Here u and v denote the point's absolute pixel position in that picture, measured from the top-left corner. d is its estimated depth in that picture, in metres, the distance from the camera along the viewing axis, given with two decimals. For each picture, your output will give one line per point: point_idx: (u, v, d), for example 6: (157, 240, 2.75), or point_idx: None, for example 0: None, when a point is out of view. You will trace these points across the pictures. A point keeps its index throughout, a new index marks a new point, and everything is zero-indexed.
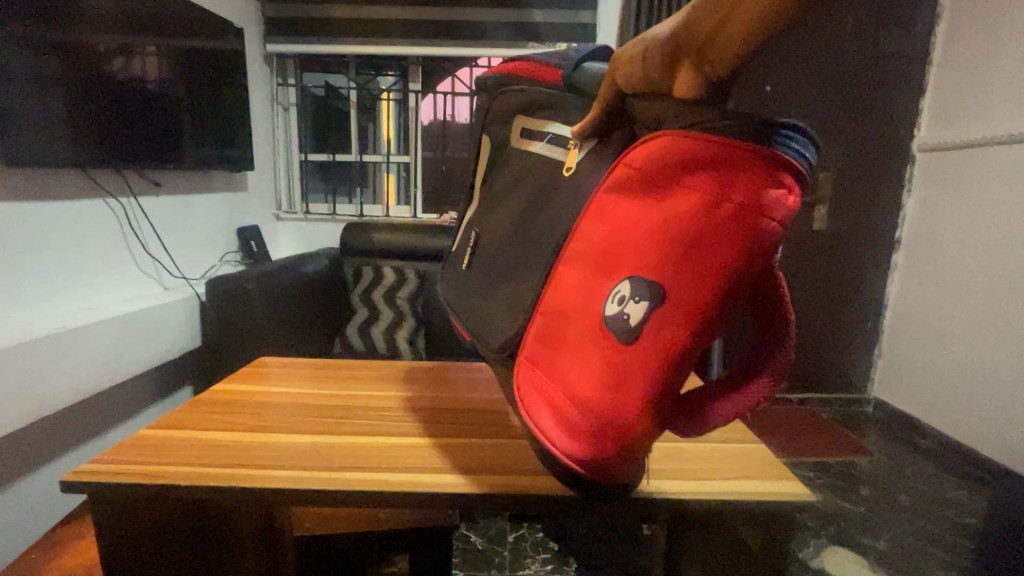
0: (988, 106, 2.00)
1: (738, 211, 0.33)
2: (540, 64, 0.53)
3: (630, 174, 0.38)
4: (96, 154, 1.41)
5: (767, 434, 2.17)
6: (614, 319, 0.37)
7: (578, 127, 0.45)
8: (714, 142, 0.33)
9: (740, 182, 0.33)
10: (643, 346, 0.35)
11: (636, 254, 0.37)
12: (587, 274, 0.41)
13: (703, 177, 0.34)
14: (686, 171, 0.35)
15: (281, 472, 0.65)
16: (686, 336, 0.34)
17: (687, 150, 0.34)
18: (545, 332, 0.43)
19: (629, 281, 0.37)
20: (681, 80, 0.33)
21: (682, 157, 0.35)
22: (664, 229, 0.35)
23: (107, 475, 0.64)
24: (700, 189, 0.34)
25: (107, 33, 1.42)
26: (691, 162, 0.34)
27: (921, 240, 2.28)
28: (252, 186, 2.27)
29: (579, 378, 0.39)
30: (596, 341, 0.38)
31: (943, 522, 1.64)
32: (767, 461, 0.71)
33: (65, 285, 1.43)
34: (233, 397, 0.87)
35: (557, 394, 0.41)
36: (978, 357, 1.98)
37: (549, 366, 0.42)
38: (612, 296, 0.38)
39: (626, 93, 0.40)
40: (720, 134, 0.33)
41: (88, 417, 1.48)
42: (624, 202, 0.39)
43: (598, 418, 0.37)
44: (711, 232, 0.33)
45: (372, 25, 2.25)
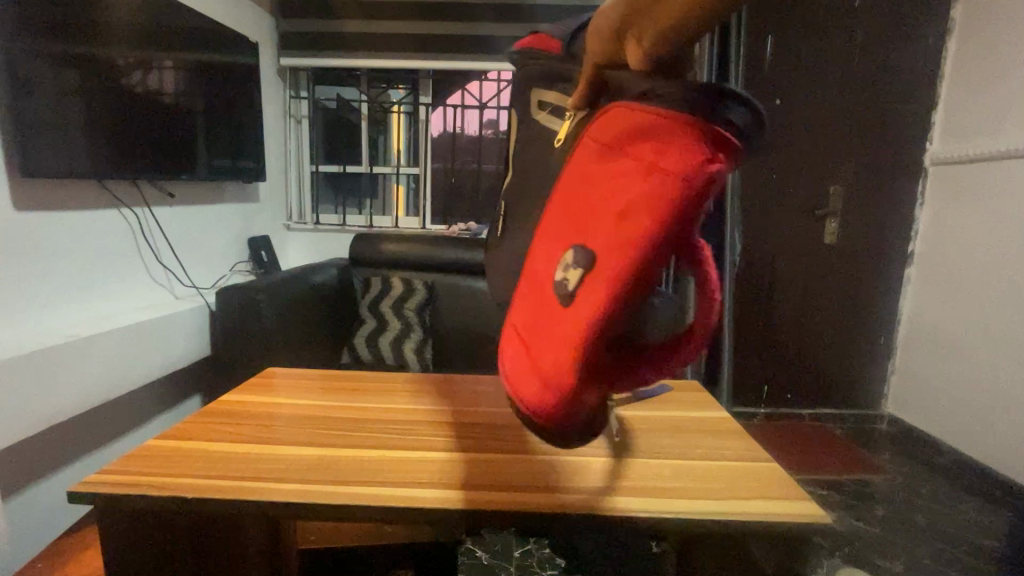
0: (1000, 120, 1.98)
1: (664, 169, 0.26)
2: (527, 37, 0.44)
3: (589, 142, 0.32)
4: (114, 166, 1.44)
5: (780, 451, 2.13)
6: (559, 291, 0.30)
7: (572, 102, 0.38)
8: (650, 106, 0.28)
9: (679, 140, 0.26)
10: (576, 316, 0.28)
11: (588, 217, 0.30)
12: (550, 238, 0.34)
13: (643, 138, 0.28)
14: (624, 138, 0.29)
15: (286, 486, 0.64)
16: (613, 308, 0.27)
17: (629, 119, 0.29)
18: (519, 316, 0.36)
19: (574, 249, 0.30)
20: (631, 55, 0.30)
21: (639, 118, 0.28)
22: (619, 179, 0.29)
23: (116, 485, 0.64)
24: (637, 150, 0.28)
25: (128, 48, 1.45)
26: (632, 128, 0.28)
27: (934, 254, 2.25)
28: (263, 197, 2.29)
29: (530, 357, 0.32)
30: (543, 317, 0.32)
31: (962, 544, 1.60)
32: (783, 480, 0.69)
33: (78, 295, 1.44)
34: (238, 408, 0.87)
35: (515, 370, 0.34)
36: (995, 373, 1.94)
37: (515, 348, 0.35)
38: (559, 267, 0.31)
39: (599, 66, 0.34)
40: (667, 95, 0.27)
41: (99, 425, 1.49)
42: (584, 168, 0.32)
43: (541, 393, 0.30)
44: (657, 184, 0.26)
45: (384, 39, 2.27)
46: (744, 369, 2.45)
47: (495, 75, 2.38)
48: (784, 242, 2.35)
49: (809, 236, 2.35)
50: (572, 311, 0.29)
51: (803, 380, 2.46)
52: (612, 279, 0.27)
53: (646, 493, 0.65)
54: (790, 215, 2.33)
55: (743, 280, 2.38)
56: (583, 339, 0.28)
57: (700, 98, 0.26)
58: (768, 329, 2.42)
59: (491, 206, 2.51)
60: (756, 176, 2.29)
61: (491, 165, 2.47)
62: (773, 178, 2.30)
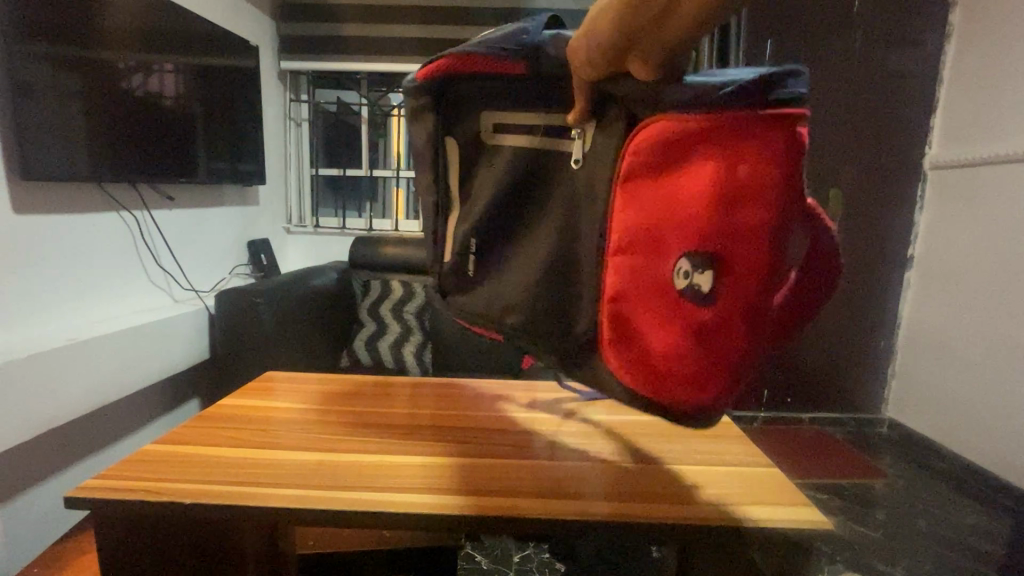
0: (1000, 124, 1.99)
1: (754, 171, 0.37)
2: (487, 58, 0.49)
3: (635, 161, 0.42)
4: (114, 169, 1.44)
5: (780, 455, 2.12)
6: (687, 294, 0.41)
7: (574, 113, 0.46)
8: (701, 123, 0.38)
9: (768, 140, 0.36)
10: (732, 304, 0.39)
11: (683, 227, 0.40)
12: (640, 255, 0.43)
13: (711, 153, 0.38)
14: (691, 144, 0.39)
15: (287, 490, 0.64)
16: (750, 292, 0.38)
17: (683, 132, 0.39)
18: (619, 315, 0.45)
19: (685, 257, 0.40)
20: (637, 70, 0.39)
21: (691, 131, 0.39)
22: (707, 190, 0.38)
23: (112, 490, 0.64)
24: (716, 160, 0.38)
25: (129, 51, 1.46)
26: (696, 138, 0.39)
27: (934, 258, 2.25)
28: (263, 200, 2.29)
29: (661, 341, 0.42)
30: (672, 309, 0.41)
31: (963, 549, 1.59)
32: (783, 484, 0.69)
33: (77, 298, 1.44)
34: (238, 411, 0.87)
35: (652, 362, 0.43)
36: (994, 377, 1.94)
37: (637, 340, 0.44)
38: (676, 273, 0.41)
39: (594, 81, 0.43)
40: (702, 113, 0.38)
41: (98, 428, 1.49)
42: (655, 186, 0.42)
43: (696, 371, 0.40)
44: (748, 189, 0.37)
45: (384, 43, 2.28)
46: None
47: None
48: None
49: None
50: (710, 309, 0.39)
51: (803, 384, 2.46)
52: (739, 273, 0.38)
53: (648, 497, 0.65)
54: None
55: None
56: (734, 323, 0.38)
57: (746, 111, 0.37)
58: None
59: None
60: None
61: None
62: None
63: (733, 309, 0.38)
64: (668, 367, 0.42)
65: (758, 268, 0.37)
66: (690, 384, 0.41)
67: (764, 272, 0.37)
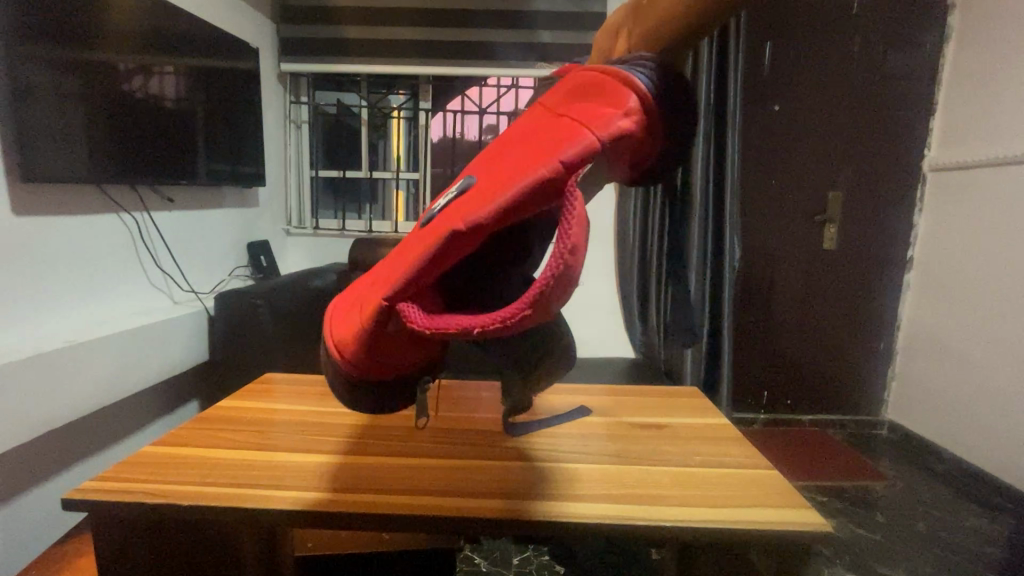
0: (999, 126, 1.99)
1: (547, 131, 0.43)
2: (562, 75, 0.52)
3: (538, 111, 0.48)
4: (113, 171, 1.44)
5: (780, 457, 2.12)
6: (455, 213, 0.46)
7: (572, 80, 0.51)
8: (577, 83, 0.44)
9: (565, 120, 0.42)
10: (438, 219, 0.44)
11: (491, 161, 0.47)
12: (465, 184, 0.50)
13: (556, 111, 0.44)
14: (551, 110, 0.46)
15: (285, 493, 0.64)
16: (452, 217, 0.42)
17: (564, 94, 0.45)
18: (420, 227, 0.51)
19: (467, 180, 0.47)
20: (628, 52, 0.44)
21: (562, 100, 0.45)
22: (521, 140, 0.45)
23: (111, 492, 0.63)
24: (544, 118, 0.45)
25: (129, 53, 1.46)
26: (557, 103, 0.45)
27: (934, 260, 2.25)
28: (263, 202, 2.29)
29: (405, 247, 0.48)
30: (428, 222, 0.48)
31: (962, 552, 1.59)
32: (784, 488, 0.69)
33: (78, 300, 1.44)
34: (237, 413, 0.86)
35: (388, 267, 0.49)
36: (994, 379, 1.94)
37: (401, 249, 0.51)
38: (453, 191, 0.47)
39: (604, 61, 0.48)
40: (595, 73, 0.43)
41: (97, 430, 1.48)
42: (516, 132, 0.49)
43: (391, 269, 0.46)
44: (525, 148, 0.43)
45: (384, 45, 2.28)
46: (744, 375, 2.45)
47: (495, 81, 2.38)
48: (784, 248, 2.35)
49: (809, 242, 2.35)
50: (437, 219, 0.44)
51: (803, 386, 2.46)
52: (464, 201, 0.43)
53: (647, 499, 0.65)
54: (790, 221, 2.33)
55: (743, 286, 2.38)
56: (427, 238, 0.43)
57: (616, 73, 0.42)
58: (768, 335, 2.41)
59: None
60: (755, 182, 2.30)
61: None
62: (772, 184, 2.30)
63: (437, 225, 0.43)
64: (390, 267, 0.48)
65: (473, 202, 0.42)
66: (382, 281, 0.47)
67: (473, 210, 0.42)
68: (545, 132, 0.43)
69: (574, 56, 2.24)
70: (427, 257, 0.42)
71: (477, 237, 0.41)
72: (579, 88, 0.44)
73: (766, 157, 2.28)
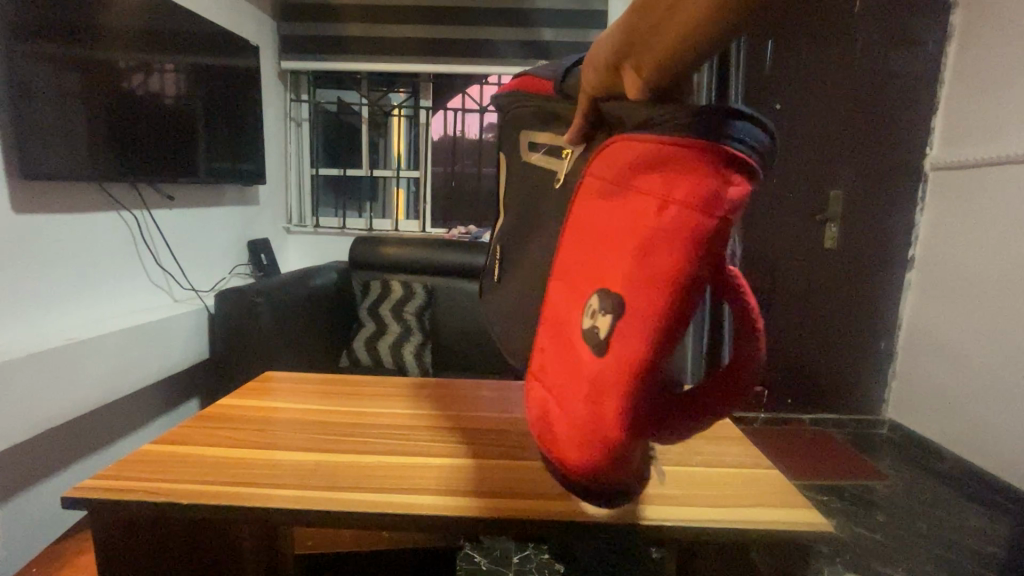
0: (1000, 126, 1.98)
1: (680, 206, 0.26)
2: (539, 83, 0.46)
3: (600, 182, 0.32)
4: (113, 169, 1.44)
5: (780, 457, 2.12)
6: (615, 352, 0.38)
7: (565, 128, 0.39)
8: (660, 142, 0.28)
9: (695, 173, 0.26)
10: (609, 369, 0.28)
11: (603, 257, 0.31)
12: (562, 289, 0.35)
13: (651, 179, 0.28)
14: (638, 173, 0.29)
15: (285, 493, 0.63)
16: (637, 356, 0.27)
17: (644, 150, 0.29)
18: (547, 343, 0.36)
19: (595, 294, 0.30)
20: (628, 83, 0.31)
21: (645, 152, 0.29)
22: (623, 236, 0.29)
23: (109, 491, 0.63)
24: (645, 188, 0.28)
25: (129, 51, 1.46)
26: (643, 162, 0.29)
27: (935, 259, 2.25)
28: (263, 200, 2.29)
29: (559, 388, 0.33)
30: (573, 357, 0.32)
31: (962, 551, 1.59)
32: (783, 486, 0.69)
33: (77, 298, 1.44)
34: (236, 412, 0.86)
35: (550, 406, 0.35)
36: (996, 379, 1.93)
37: (546, 388, 0.35)
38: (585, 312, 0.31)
39: (594, 95, 0.35)
40: (671, 132, 0.27)
41: (97, 428, 1.48)
42: (598, 203, 0.32)
43: (573, 430, 0.31)
44: (659, 236, 0.27)
45: (385, 43, 2.27)
46: None
47: (496, 79, 2.37)
48: (784, 246, 2.35)
49: (809, 241, 2.35)
50: (603, 361, 0.29)
51: (803, 385, 2.46)
52: (630, 337, 0.28)
53: (647, 498, 0.65)
54: (790, 220, 2.33)
55: None
56: (614, 391, 0.28)
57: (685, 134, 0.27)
58: (768, 334, 2.42)
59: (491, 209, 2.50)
60: None
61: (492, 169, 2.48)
62: (772, 182, 2.30)
63: (619, 370, 0.28)
64: (555, 413, 0.34)
65: (652, 329, 0.27)
66: (568, 442, 0.32)
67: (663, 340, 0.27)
68: (676, 211, 0.26)
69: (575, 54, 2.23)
70: (629, 410, 0.28)
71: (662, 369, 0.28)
72: (655, 152, 0.28)
73: None
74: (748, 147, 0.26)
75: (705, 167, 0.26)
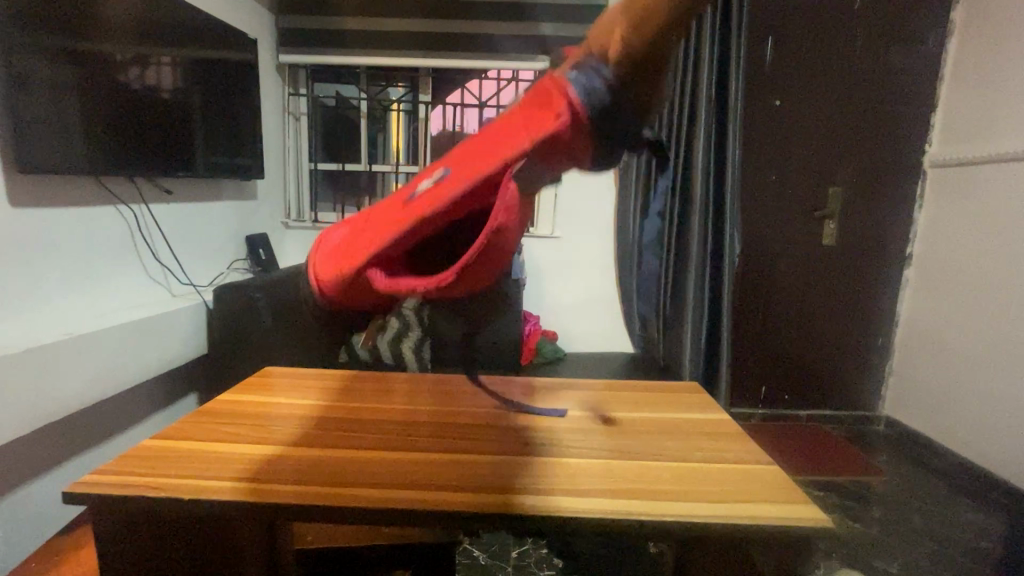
0: (999, 123, 1.98)
1: (499, 144, 0.45)
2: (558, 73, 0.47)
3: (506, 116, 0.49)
4: (109, 162, 1.43)
5: (777, 452, 2.12)
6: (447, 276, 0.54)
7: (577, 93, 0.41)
8: (532, 96, 0.45)
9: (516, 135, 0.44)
10: (402, 212, 0.49)
11: (458, 158, 0.49)
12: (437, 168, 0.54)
13: (506, 121, 0.46)
14: (510, 119, 0.47)
15: (287, 488, 0.64)
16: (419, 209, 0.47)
17: (520, 109, 0.46)
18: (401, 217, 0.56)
19: (438, 171, 0.50)
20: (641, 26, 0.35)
21: (519, 110, 0.46)
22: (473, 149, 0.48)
23: (109, 486, 0.63)
24: (499, 128, 0.46)
25: (126, 44, 1.44)
26: (513, 117, 0.46)
27: (932, 256, 2.25)
28: (261, 194, 2.28)
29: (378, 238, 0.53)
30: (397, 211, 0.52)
31: (957, 545, 1.60)
32: (783, 482, 0.69)
33: (74, 293, 1.43)
34: (236, 407, 0.86)
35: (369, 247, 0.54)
36: (993, 375, 1.94)
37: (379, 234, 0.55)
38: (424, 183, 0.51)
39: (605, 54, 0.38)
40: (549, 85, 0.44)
41: (94, 423, 1.48)
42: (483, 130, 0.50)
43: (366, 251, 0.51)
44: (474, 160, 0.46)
45: (384, 37, 2.25)
46: (742, 369, 2.46)
47: (495, 74, 2.36)
48: (783, 243, 2.35)
49: (808, 237, 2.35)
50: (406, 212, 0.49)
51: (801, 381, 2.47)
52: (423, 199, 0.47)
53: (647, 494, 0.65)
54: (790, 216, 2.33)
55: (742, 281, 2.38)
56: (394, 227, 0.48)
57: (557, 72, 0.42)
58: (766, 331, 2.42)
59: None
60: (756, 177, 2.30)
61: None
62: (772, 179, 2.30)
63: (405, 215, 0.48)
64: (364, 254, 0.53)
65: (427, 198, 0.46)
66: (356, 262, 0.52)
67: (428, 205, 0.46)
68: (494, 142, 0.45)
69: None
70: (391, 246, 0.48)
71: (412, 228, 0.47)
72: (535, 96, 0.45)
73: (766, 152, 2.28)
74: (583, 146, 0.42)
75: (534, 126, 0.42)
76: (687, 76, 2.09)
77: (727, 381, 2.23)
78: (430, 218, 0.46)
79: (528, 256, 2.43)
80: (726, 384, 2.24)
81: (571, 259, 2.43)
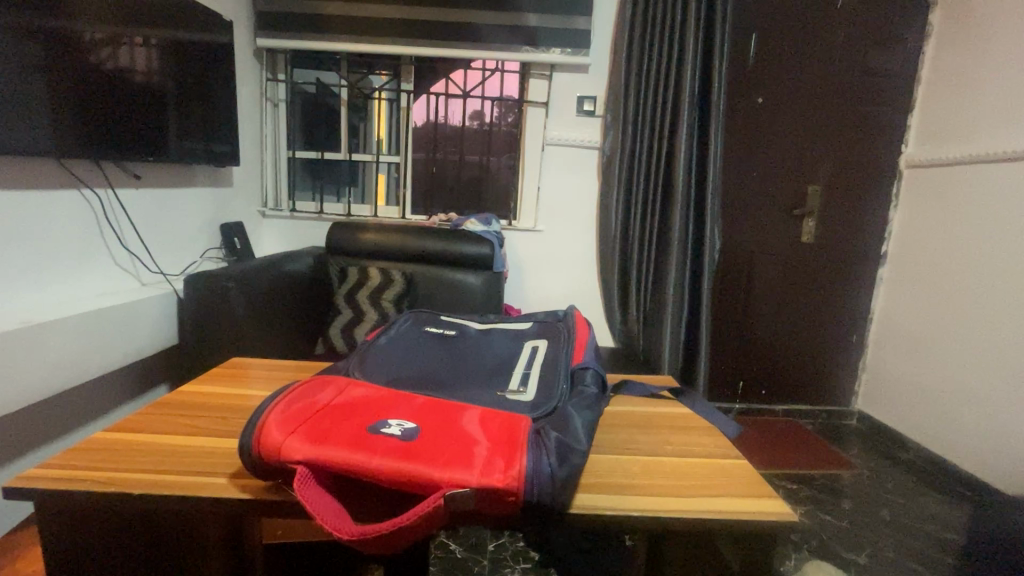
0: (975, 125, 2.02)
1: (464, 462, 0.57)
2: None
3: (473, 428, 0.63)
4: (76, 146, 1.37)
5: (753, 448, 2.15)
6: (409, 434, 0.62)
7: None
8: (496, 452, 0.59)
9: (477, 465, 0.57)
10: (381, 443, 0.60)
11: (422, 437, 0.62)
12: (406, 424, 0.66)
13: (473, 447, 0.60)
14: (471, 446, 0.60)
15: (245, 483, 0.62)
16: (392, 465, 0.57)
17: (487, 442, 0.60)
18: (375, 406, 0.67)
19: (412, 430, 0.63)
20: None
21: (482, 441, 0.61)
22: (440, 445, 0.60)
23: (56, 481, 0.60)
24: (466, 453, 0.59)
25: (96, 23, 1.38)
26: (477, 444, 0.60)
27: (906, 255, 2.30)
28: (237, 183, 2.23)
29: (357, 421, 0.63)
30: (374, 431, 0.62)
31: (924, 537, 1.64)
32: (748, 477, 0.69)
33: (34, 281, 1.38)
34: (198, 398, 0.83)
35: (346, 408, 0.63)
36: (964, 373, 1.98)
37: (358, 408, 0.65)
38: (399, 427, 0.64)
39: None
40: (516, 463, 0.57)
41: (54, 414, 1.43)
42: (446, 433, 0.62)
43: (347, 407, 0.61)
44: (442, 455, 0.59)
45: (363, 22, 2.17)
46: (719, 364, 2.49)
47: (480, 65, 2.32)
48: (762, 241, 2.38)
49: (787, 235, 2.38)
50: (383, 441, 0.60)
51: (778, 377, 2.51)
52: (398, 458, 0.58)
53: (613, 489, 0.65)
54: (769, 215, 2.36)
55: (722, 278, 2.41)
56: (375, 448, 0.59)
57: (522, 468, 0.56)
58: (745, 327, 2.45)
59: (473, 197, 2.46)
60: (736, 174, 2.32)
61: (475, 156, 2.43)
62: (753, 176, 2.33)
63: (387, 449, 0.59)
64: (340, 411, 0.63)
65: (397, 481, 0.57)
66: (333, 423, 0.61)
67: (397, 484, 0.57)
68: (458, 460, 0.58)
69: (561, 40, 2.17)
70: (365, 450, 0.58)
71: (383, 482, 0.57)
72: (499, 444, 0.60)
73: (748, 150, 2.30)
74: (536, 474, 0.57)
75: (494, 469, 0.56)
76: (672, 72, 2.09)
77: (705, 375, 2.26)
78: (398, 483, 0.57)
79: (510, 250, 2.41)
80: (704, 378, 2.27)
81: (553, 252, 2.41)
